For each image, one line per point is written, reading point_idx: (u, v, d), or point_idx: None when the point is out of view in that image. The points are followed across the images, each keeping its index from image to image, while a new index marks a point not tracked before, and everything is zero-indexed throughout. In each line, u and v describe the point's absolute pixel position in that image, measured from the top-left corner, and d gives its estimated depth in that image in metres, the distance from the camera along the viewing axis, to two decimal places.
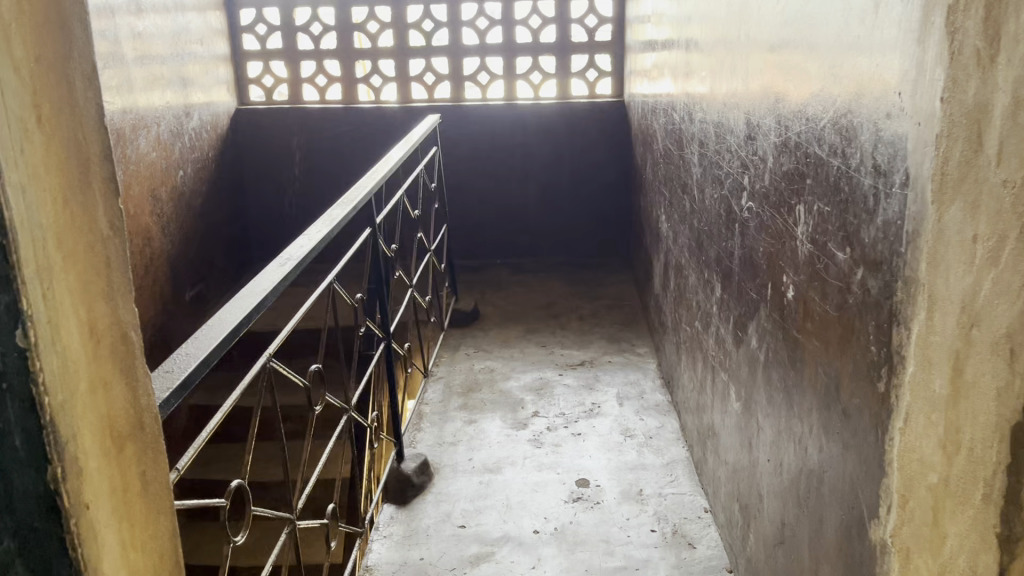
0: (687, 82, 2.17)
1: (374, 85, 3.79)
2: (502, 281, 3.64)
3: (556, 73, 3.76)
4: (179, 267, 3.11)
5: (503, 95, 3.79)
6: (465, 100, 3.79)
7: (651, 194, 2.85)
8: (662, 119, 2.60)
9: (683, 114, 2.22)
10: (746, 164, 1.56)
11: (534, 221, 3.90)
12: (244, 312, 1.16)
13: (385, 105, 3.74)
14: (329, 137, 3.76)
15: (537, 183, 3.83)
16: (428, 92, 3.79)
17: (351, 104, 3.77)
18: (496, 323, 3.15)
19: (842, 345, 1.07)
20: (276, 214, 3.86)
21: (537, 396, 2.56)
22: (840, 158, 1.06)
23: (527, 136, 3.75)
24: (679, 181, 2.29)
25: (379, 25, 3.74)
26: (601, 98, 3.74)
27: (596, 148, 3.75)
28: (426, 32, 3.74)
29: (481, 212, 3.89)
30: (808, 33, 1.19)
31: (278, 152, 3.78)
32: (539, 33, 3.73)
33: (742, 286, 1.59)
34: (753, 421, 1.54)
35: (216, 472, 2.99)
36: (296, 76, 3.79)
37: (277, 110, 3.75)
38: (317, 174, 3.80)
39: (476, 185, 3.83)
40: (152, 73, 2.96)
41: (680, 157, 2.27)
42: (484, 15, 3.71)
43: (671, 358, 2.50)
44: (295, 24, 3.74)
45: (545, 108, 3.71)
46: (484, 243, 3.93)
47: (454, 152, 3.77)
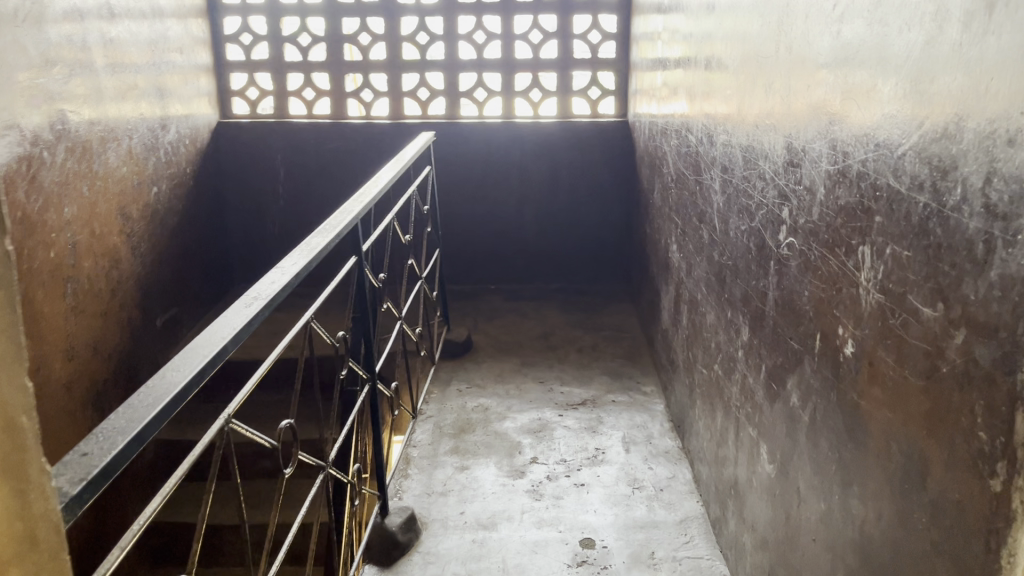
0: (706, 102, 2.00)
1: (364, 100, 3.60)
2: (496, 309, 3.44)
3: (556, 91, 3.58)
4: (151, 291, 2.89)
5: (501, 113, 3.61)
6: (461, 117, 3.61)
7: (660, 223, 2.66)
8: (674, 140, 2.42)
9: (701, 136, 2.04)
10: (785, 194, 1.37)
11: (531, 245, 3.71)
12: (194, 368, 0.92)
13: (376, 121, 3.55)
14: (316, 155, 3.57)
15: (534, 206, 3.65)
16: (422, 109, 3.60)
17: (339, 120, 3.58)
18: (490, 356, 2.95)
19: (930, 423, 0.87)
20: (257, 233, 3.66)
21: (535, 440, 2.35)
22: (929, 193, 0.87)
23: (525, 156, 3.57)
24: (695, 209, 2.11)
25: (371, 36, 3.55)
26: (603, 118, 3.56)
27: (597, 170, 3.57)
28: (420, 45, 3.55)
29: (474, 236, 3.69)
30: (879, 43, 1.00)
31: (262, 169, 3.58)
32: (539, 48, 3.55)
33: (779, 332, 1.40)
34: (791, 490, 1.34)
35: (185, 514, 2.75)
36: (282, 89, 3.59)
37: (262, 124, 3.55)
38: (303, 192, 3.61)
39: (471, 206, 3.64)
40: (125, 83, 2.75)
41: (697, 183, 2.08)
42: (482, 29, 3.53)
43: (681, 400, 2.30)
44: (282, 35, 3.54)
45: (544, 127, 3.53)
46: (478, 268, 3.73)
47: (447, 171, 3.58)
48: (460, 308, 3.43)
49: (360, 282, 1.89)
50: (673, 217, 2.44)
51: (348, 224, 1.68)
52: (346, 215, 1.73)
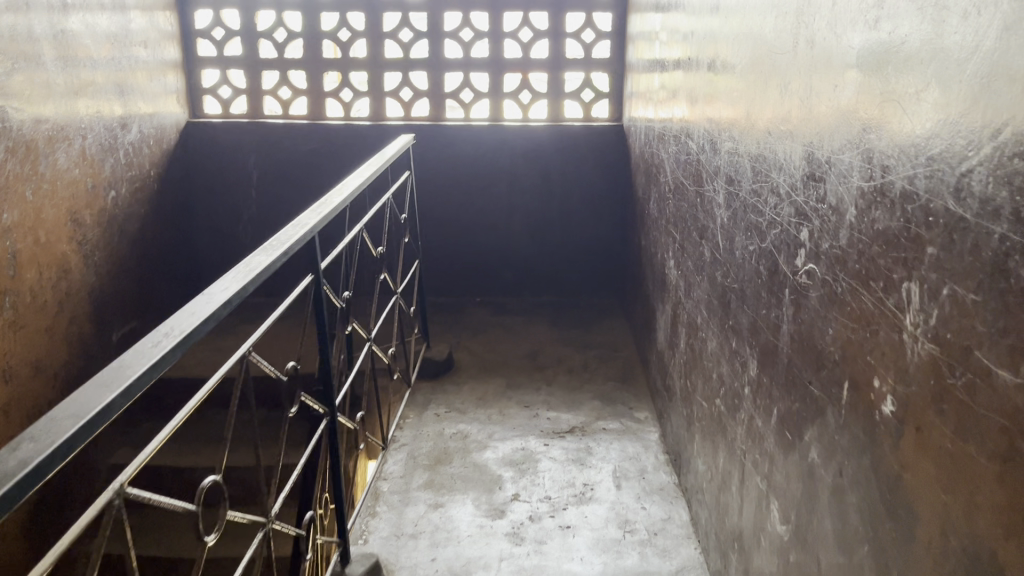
0: (709, 106, 1.80)
1: (343, 100, 3.40)
2: (481, 324, 3.24)
3: (548, 92, 3.38)
4: (108, 303, 2.68)
5: (488, 116, 3.41)
6: (446, 119, 3.41)
7: (656, 237, 2.47)
8: (672, 147, 2.23)
9: (703, 144, 1.84)
10: (803, 212, 1.18)
11: (519, 255, 3.51)
12: (53, 445, 0.71)
13: (356, 122, 3.35)
14: (292, 158, 3.37)
15: (523, 214, 3.45)
16: (405, 110, 3.41)
17: (317, 121, 3.39)
18: (473, 376, 2.74)
19: (1006, 520, 0.67)
20: (228, 241, 3.45)
21: (517, 473, 2.14)
22: (1005, 222, 0.68)
23: (514, 162, 3.37)
24: (695, 223, 1.91)
25: (351, 33, 3.35)
26: (596, 122, 3.37)
27: (590, 177, 3.38)
28: (404, 43, 3.36)
29: (460, 245, 3.49)
30: (932, 33, 0.81)
31: (234, 172, 3.38)
32: (530, 47, 3.35)
33: (796, 373, 1.20)
34: (808, 561, 1.14)
35: (139, 544, 2.55)
36: (257, 87, 3.39)
37: (235, 124, 3.35)
38: (277, 196, 3.41)
39: (456, 214, 3.44)
40: (79, 78, 2.54)
41: (698, 194, 1.89)
42: (469, 26, 3.33)
43: (677, 431, 2.11)
44: (257, 30, 3.34)
45: (535, 131, 3.33)
46: (463, 279, 3.53)
47: (431, 177, 3.38)
48: (443, 322, 3.22)
49: (317, 304, 1.68)
50: (670, 229, 2.24)
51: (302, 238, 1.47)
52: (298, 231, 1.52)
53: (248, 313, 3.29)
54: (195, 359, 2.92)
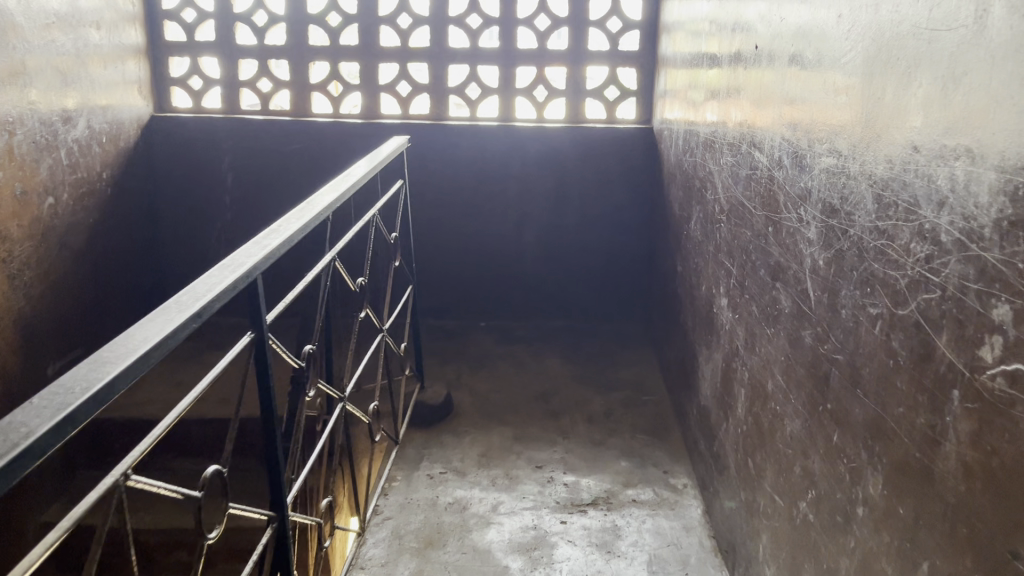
0: (790, 108, 1.38)
1: (332, 94, 2.98)
2: (485, 355, 2.81)
3: (566, 89, 2.94)
4: (41, 331, 2.28)
5: (497, 115, 2.98)
6: (449, 118, 2.98)
7: (700, 266, 2.04)
8: (727, 157, 1.80)
9: (780, 157, 1.41)
10: (997, 277, 0.75)
11: (530, 275, 3.08)
12: None
13: (346, 120, 2.94)
14: (272, 160, 2.95)
15: (535, 228, 3.02)
16: (402, 107, 2.97)
17: (302, 117, 2.97)
18: (474, 424, 2.31)
19: None
20: (199, 254, 3.03)
21: (528, 565, 1.71)
22: None
23: (525, 168, 2.94)
24: (765, 259, 1.49)
25: (343, 17, 2.92)
26: (621, 124, 2.93)
27: (613, 187, 2.94)
28: (402, 30, 2.93)
29: (461, 262, 3.06)
30: None
31: (207, 176, 2.97)
32: (546, 37, 2.91)
33: (976, 528, 0.77)
34: None
35: None
36: (232, 77, 2.96)
37: (207, 119, 2.93)
38: (255, 204, 2.99)
39: (460, 226, 3.02)
40: (7, 61, 2.12)
41: (770, 222, 1.46)
42: (477, 11, 2.90)
43: (732, 516, 1.67)
44: (233, 12, 2.91)
45: (551, 133, 2.91)
46: (465, 301, 3.10)
47: (431, 184, 2.96)
48: (442, 353, 2.79)
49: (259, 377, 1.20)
50: (722, 259, 1.82)
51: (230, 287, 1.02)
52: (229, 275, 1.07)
53: (218, 338, 2.87)
54: (149, 396, 2.49)
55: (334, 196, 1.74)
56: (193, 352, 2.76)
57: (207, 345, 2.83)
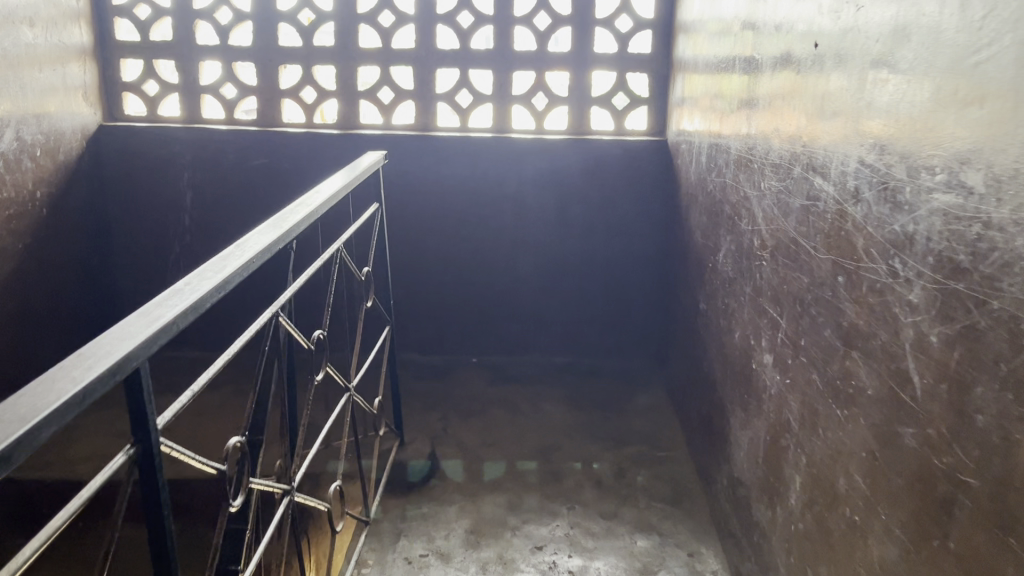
0: (873, 124, 1.04)
1: (305, 102, 2.64)
2: (477, 397, 2.47)
3: (569, 96, 2.61)
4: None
5: (491, 126, 2.64)
6: (437, 128, 2.65)
7: (734, 309, 1.71)
8: (771, 181, 1.47)
9: (857, 188, 1.08)
10: None
11: (528, 305, 2.74)
12: None
13: (320, 131, 2.61)
14: (238, 176, 2.63)
15: (533, 252, 2.68)
16: (384, 116, 2.64)
17: (271, 127, 2.64)
18: (463, 487, 1.98)
19: None
20: (157, 278, 2.71)
21: None
22: None
23: (523, 185, 2.62)
24: (832, 317, 1.16)
25: (317, 15, 2.59)
26: (631, 136, 2.60)
27: (621, 208, 2.62)
28: (384, 29, 2.59)
29: (450, 290, 2.73)
30: None
31: (164, 195, 2.65)
32: (547, 37, 2.58)
33: None
34: None
35: None
36: (192, 83, 2.62)
37: (163, 129, 2.60)
38: (219, 224, 2.67)
39: (449, 250, 2.69)
40: None
41: (841, 270, 1.13)
42: (469, 9, 2.57)
43: None
44: (192, 8, 2.57)
45: (552, 146, 2.58)
46: (455, 334, 2.77)
47: (415, 203, 2.64)
48: (427, 395, 2.46)
49: (149, 503, 0.83)
50: (765, 304, 1.49)
51: (56, 409, 0.65)
52: (70, 379, 0.70)
53: (175, 377, 2.54)
54: (86, 450, 2.16)
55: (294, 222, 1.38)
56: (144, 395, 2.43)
57: (161, 387, 2.49)
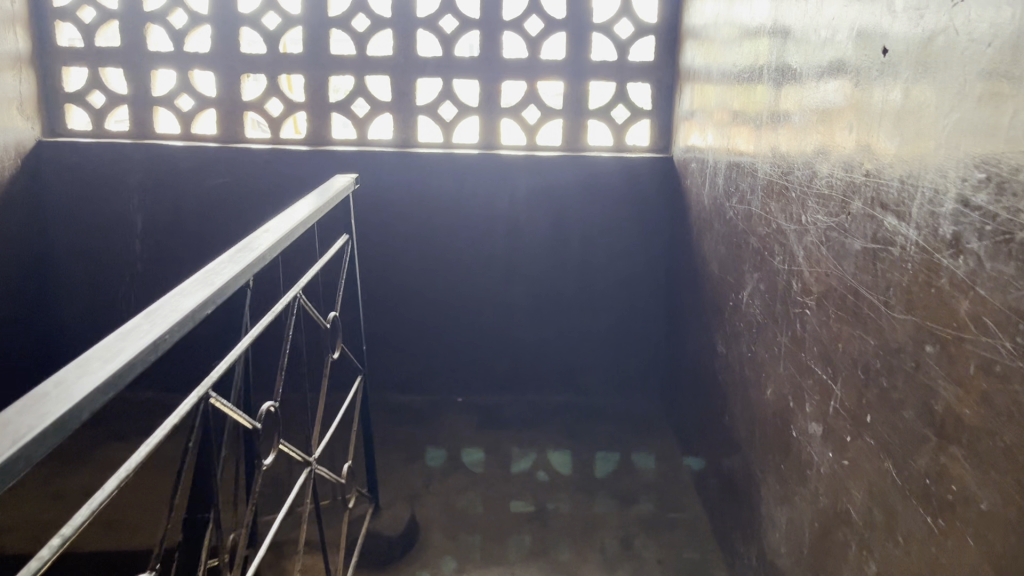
0: (980, 155, 0.80)
1: (271, 116, 2.38)
2: (463, 446, 2.21)
3: (564, 108, 2.36)
4: None
5: (478, 141, 2.39)
6: (418, 144, 2.39)
7: (766, 361, 1.46)
8: (817, 216, 1.23)
9: (956, 236, 0.84)
10: None
11: (520, 339, 2.48)
12: None
13: (288, 147, 2.35)
14: (195, 199, 2.36)
15: (525, 280, 2.43)
16: (359, 130, 2.38)
17: (232, 143, 2.37)
18: (449, 560, 1.72)
19: None
20: (105, 312, 2.43)
21: None
22: None
23: (513, 207, 2.37)
24: (916, 396, 0.91)
25: (283, 19, 2.32)
26: (632, 152, 2.35)
27: (621, 232, 2.37)
28: (358, 34, 2.33)
29: (433, 323, 2.47)
30: None
31: (115, 217, 2.37)
32: (539, 44, 2.33)
33: None
34: None
35: None
36: (142, 93, 2.34)
37: (110, 145, 2.32)
38: (174, 251, 2.39)
39: (433, 279, 2.43)
40: None
41: (931, 337, 0.88)
42: (453, 12, 2.32)
43: None
44: (143, 10, 2.30)
45: (546, 165, 2.33)
46: (438, 370, 2.51)
47: (395, 227, 2.39)
48: (408, 444, 2.19)
49: None
50: (812, 360, 1.24)
51: None
52: None
53: (122, 424, 2.25)
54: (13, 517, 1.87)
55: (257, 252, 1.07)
56: (85, 447, 2.15)
57: (106, 436, 2.21)
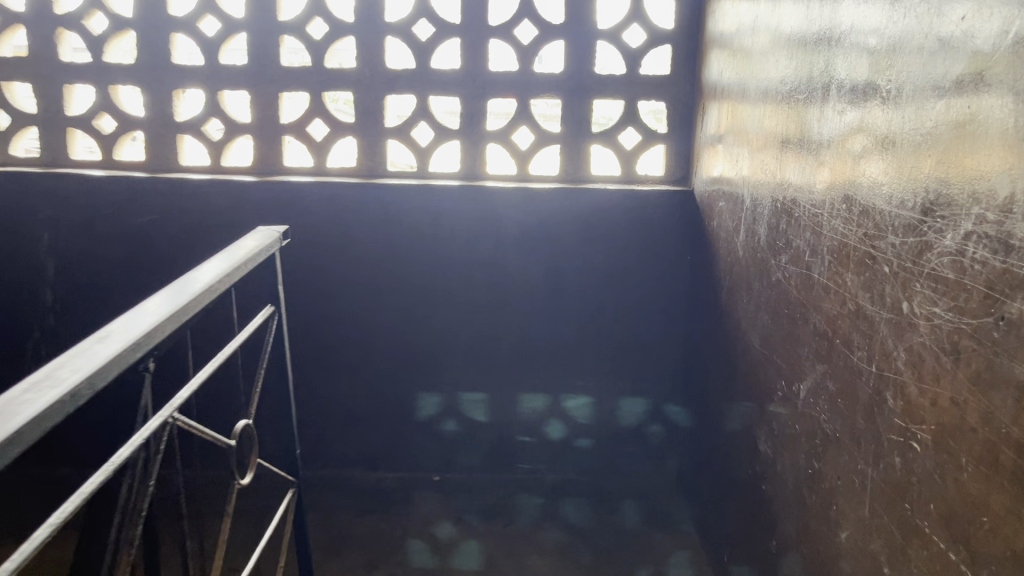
0: None
1: (211, 140, 1.98)
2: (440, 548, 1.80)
3: (562, 132, 1.97)
4: None
5: (459, 171, 1.99)
6: (387, 174, 1.99)
7: (838, 490, 1.07)
8: (935, 308, 0.83)
9: None
10: None
11: (510, 405, 2.08)
12: None
13: (231, 179, 1.95)
14: (118, 239, 1.96)
15: (517, 336, 2.03)
16: (316, 157, 1.98)
17: (164, 173, 1.97)
18: None
19: None
20: (13, 375, 2.03)
21: None
22: None
23: (502, 250, 1.97)
24: None
25: (224, 24, 1.93)
26: (645, 185, 1.96)
27: (632, 280, 1.98)
28: (315, 42, 1.94)
29: (405, 386, 2.07)
30: None
31: (23, 262, 1.97)
32: (533, 54, 1.93)
33: None
34: None
35: None
36: (55, 113, 1.95)
37: (15, 176, 1.92)
38: (93, 304, 1.99)
39: (406, 335, 2.03)
40: None
41: None
42: (429, 16, 1.93)
43: None
44: (55, 14, 1.90)
45: (541, 200, 1.93)
46: (413, 442, 2.10)
47: (361, 274, 1.99)
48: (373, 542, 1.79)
49: None
50: (927, 521, 0.84)
51: None
52: None
53: None
54: None
55: (61, 391, 0.64)
56: None
57: None
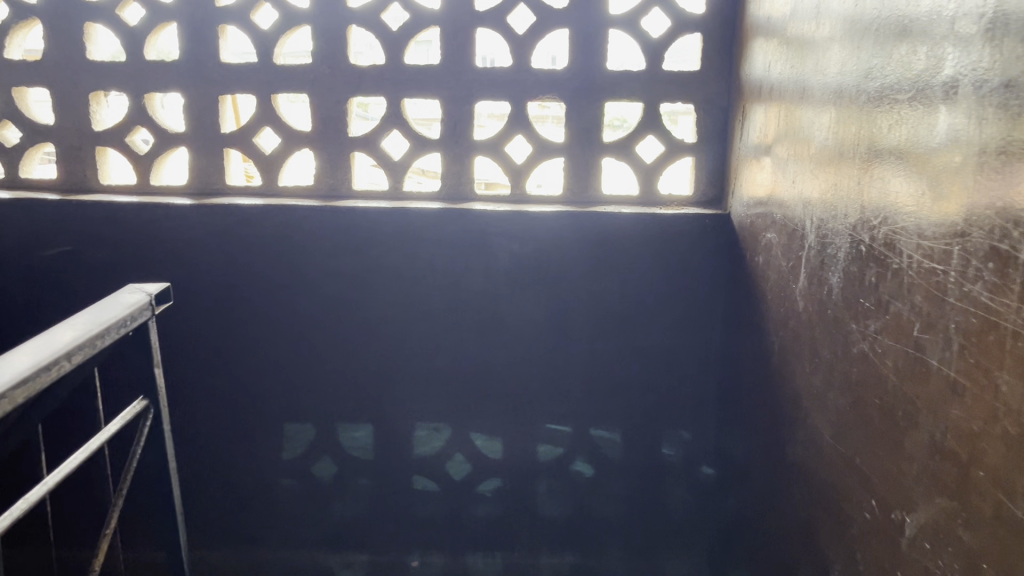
0: None
1: (138, 154, 1.62)
2: None
3: (567, 142, 1.59)
4: None
5: (441, 190, 1.63)
6: (352, 194, 1.63)
7: None
8: None
9: None
10: None
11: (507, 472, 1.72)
12: None
13: (162, 201, 1.59)
14: (25, 279, 1.60)
15: (513, 390, 1.67)
16: (266, 174, 1.62)
17: (84, 194, 1.61)
18: None
19: None
20: None
21: None
22: None
23: (495, 287, 1.60)
24: None
25: (151, 12, 1.57)
26: (669, 207, 1.58)
27: (654, 323, 1.61)
28: (262, 33, 1.58)
29: (381, 447, 1.72)
30: None
31: None
32: (531, 46, 1.56)
33: None
34: None
35: None
36: None
37: None
38: None
39: (378, 388, 1.68)
40: None
41: None
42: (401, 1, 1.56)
43: None
44: None
45: (542, 226, 1.56)
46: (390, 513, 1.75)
47: (322, 316, 1.63)
48: None
49: None
50: None
51: None
52: None
53: None
54: None
55: None
56: None
57: None
